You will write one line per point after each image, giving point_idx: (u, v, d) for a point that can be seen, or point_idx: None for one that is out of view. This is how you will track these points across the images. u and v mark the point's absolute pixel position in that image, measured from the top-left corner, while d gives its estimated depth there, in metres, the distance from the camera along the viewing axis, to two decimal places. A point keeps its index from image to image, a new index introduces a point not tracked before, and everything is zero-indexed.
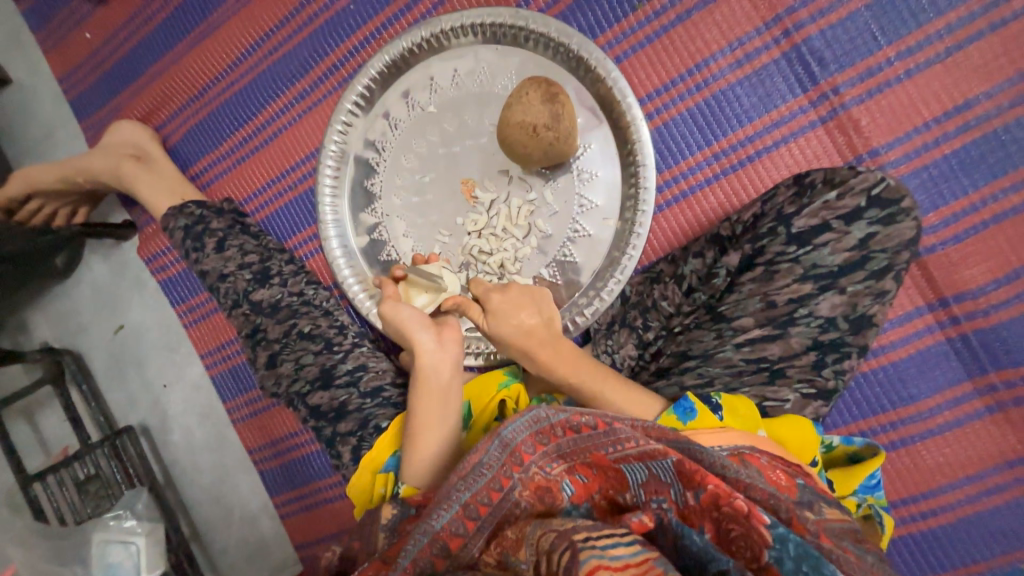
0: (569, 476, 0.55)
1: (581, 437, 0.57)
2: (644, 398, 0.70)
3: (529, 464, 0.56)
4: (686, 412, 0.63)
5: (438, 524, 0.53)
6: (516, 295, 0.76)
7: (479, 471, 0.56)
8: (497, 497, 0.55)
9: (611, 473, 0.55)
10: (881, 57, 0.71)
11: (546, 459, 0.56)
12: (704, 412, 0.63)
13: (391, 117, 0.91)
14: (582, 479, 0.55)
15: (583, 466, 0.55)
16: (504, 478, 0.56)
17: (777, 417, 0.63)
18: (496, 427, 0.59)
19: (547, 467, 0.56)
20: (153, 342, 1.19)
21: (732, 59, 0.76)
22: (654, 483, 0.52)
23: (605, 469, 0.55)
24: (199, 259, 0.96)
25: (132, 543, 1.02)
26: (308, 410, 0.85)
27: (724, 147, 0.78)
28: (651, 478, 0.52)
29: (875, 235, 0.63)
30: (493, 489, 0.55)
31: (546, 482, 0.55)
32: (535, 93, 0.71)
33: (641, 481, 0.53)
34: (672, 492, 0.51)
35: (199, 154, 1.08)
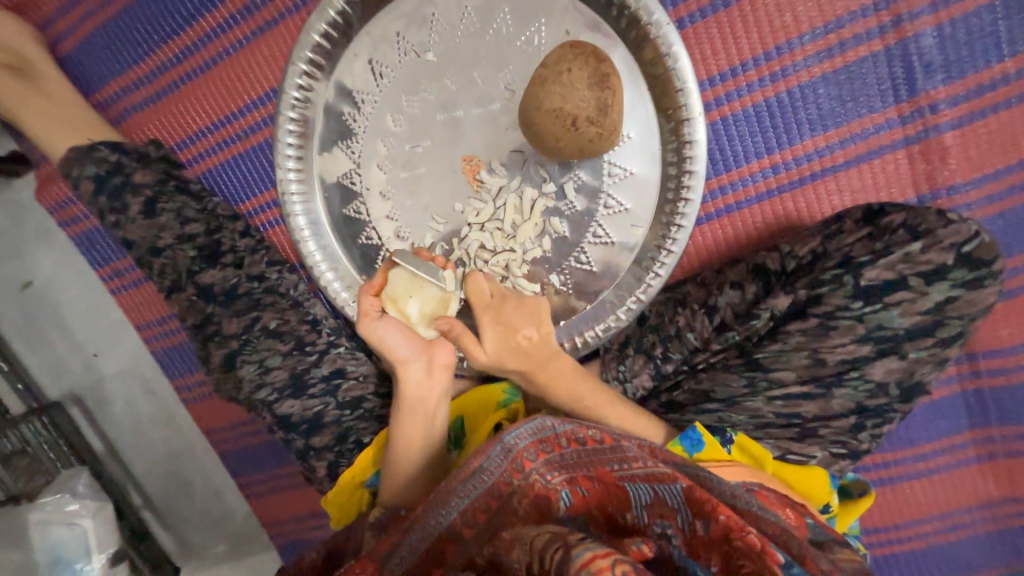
0: (569, 485, 0.51)
1: (585, 448, 0.54)
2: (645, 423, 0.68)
3: (529, 471, 0.53)
4: (693, 444, 0.61)
5: (437, 530, 0.53)
6: (509, 314, 0.66)
7: (479, 477, 0.53)
8: (496, 502, 0.53)
9: (614, 491, 0.50)
10: (997, 72, 0.58)
11: (547, 466, 0.53)
12: (713, 444, 0.61)
13: (376, 60, 0.69)
14: (582, 491, 0.50)
15: (585, 478, 0.51)
16: (503, 483, 0.53)
17: (795, 467, 0.62)
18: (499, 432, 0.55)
19: (547, 474, 0.52)
20: (74, 304, 1.00)
21: (823, 46, 0.61)
22: (660, 506, 0.47)
23: (608, 484, 0.50)
24: (120, 224, 0.75)
25: (77, 526, 0.94)
26: (276, 419, 0.74)
27: (787, 159, 0.66)
28: (657, 500, 0.48)
29: (954, 299, 0.56)
30: (492, 496, 0.53)
31: (546, 490, 0.51)
32: (580, 70, 0.54)
33: (646, 502, 0.48)
34: (679, 518, 0.46)
35: (106, 73, 0.81)
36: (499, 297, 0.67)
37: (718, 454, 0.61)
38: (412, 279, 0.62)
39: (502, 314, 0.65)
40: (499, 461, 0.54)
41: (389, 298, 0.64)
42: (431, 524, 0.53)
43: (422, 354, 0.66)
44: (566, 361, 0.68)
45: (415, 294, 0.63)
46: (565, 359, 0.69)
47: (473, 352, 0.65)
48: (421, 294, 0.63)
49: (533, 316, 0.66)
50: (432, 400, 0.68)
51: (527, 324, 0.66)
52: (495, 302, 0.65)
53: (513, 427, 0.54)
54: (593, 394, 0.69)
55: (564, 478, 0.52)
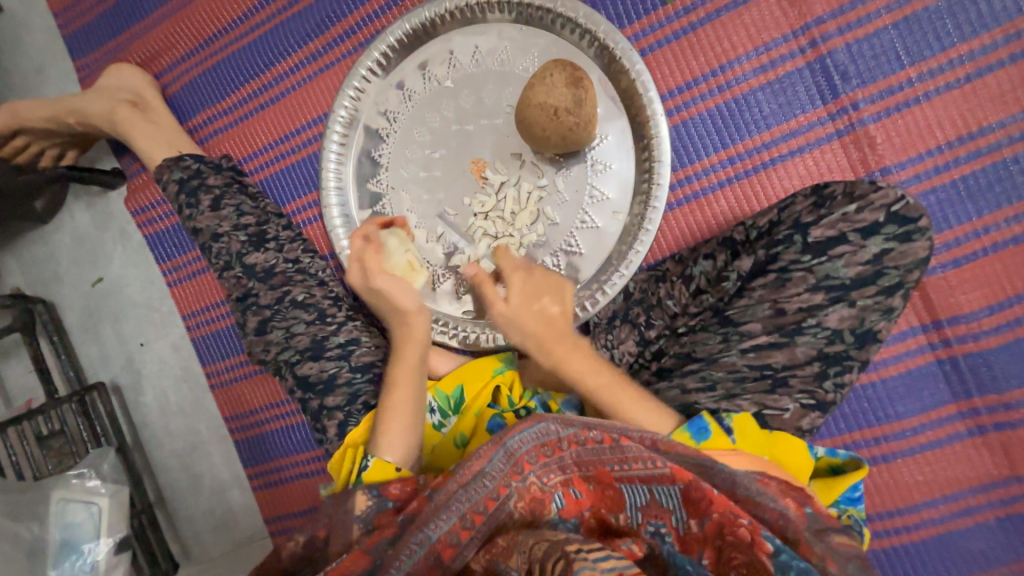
0: (564, 488, 0.56)
1: (587, 449, 0.57)
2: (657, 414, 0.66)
3: (528, 474, 0.56)
4: (699, 431, 0.63)
5: (436, 536, 0.52)
6: (538, 278, 0.74)
7: (481, 481, 0.55)
8: (493, 505, 0.54)
9: (609, 492, 0.56)
10: (902, 77, 0.72)
11: (544, 469, 0.56)
12: (718, 433, 0.63)
13: (406, 88, 0.89)
14: (577, 495, 0.56)
15: (581, 480, 0.56)
16: (502, 487, 0.55)
17: (770, 434, 0.63)
18: (500, 437, 0.57)
19: (545, 477, 0.56)
20: (132, 299, 1.15)
21: (757, 64, 0.76)
22: (655, 507, 0.53)
23: (604, 485, 0.56)
24: (191, 216, 0.92)
25: (93, 504, 0.99)
26: (296, 380, 0.83)
27: (741, 151, 0.78)
28: (652, 502, 0.54)
29: (889, 251, 0.64)
30: (490, 498, 0.54)
31: (542, 493, 0.55)
32: (559, 76, 0.70)
33: (640, 504, 0.54)
34: (673, 516, 0.52)
35: (199, 106, 1.04)
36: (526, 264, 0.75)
37: (722, 444, 0.62)
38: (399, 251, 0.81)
39: (531, 278, 0.74)
40: (501, 465, 0.56)
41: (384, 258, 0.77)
42: (430, 531, 0.52)
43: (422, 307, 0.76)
44: (580, 342, 0.72)
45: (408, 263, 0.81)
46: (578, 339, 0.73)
47: (495, 298, 0.71)
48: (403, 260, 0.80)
49: (552, 289, 0.73)
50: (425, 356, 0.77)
51: (550, 295, 0.73)
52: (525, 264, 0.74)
53: (517, 429, 0.56)
54: (609, 373, 0.69)
55: (560, 480, 0.56)
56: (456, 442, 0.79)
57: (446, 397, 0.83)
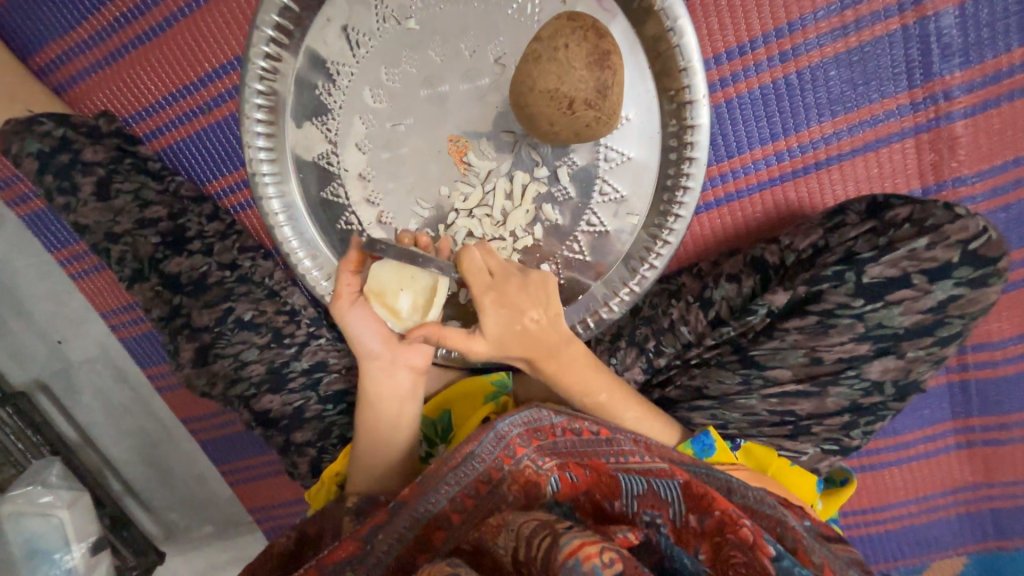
0: (559, 472, 0.47)
1: (584, 439, 0.49)
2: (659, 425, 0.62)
3: (521, 458, 0.48)
4: (703, 448, 0.59)
5: (425, 516, 0.46)
6: (513, 295, 0.57)
7: (469, 463, 0.47)
8: (484, 490, 0.47)
9: (604, 478, 0.46)
10: (1016, 57, 0.55)
11: (539, 452, 0.48)
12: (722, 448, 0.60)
13: (351, 28, 0.63)
14: (572, 479, 0.46)
15: (576, 464, 0.47)
16: (494, 470, 0.48)
17: (789, 466, 0.61)
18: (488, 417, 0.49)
19: (538, 460, 0.48)
20: (32, 290, 0.93)
21: (836, 24, 0.57)
22: (651, 497, 0.44)
23: (600, 470, 0.47)
24: (71, 207, 0.68)
25: (53, 517, 0.91)
26: (254, 416, 0.71)
27: (791, 146, 0.62)
28: (649, 491, 0.44)
29: (957, 298, 0.55)
30: (480, 480, 0.47)
31: (535, 477, 0.47)
32: (577, 47, 0.49)
33: (637, 492, 0.44)
34: (671, 509, 0.43)
35: (43, 34, 0.72)
36: (500, 275, 0.57)
37: (726, 458, 0.60)
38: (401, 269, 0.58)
39: (506, 295, 0.57)
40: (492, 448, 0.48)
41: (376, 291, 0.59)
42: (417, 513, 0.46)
43: (388, 352, 0.63)
44: (578, 348, 0.62)
45: (406, 286, 0.58)
46: (578, 344, 0.62)
47: (466, 345, 0.57)
48: (412, 285, 0.58)
49: (540, 297, 0.59)
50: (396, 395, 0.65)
51: (534, 306, 0.58)
52: (496, 280, 0.56)
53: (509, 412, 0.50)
54: (609, 387, 0.62)
55: (555, 463, 0.47)
56: None
57: (432, 422, 0.75)
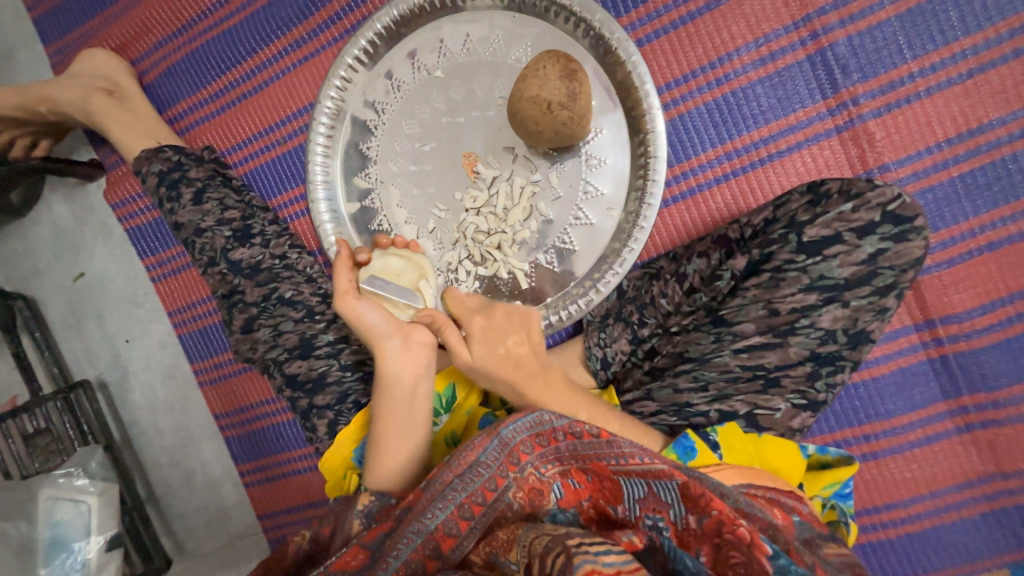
0: (562, 479, 0.54)
1: (583, 443, 0.54)
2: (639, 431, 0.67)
3: (524, 464, 0.54)
4: (686, 451, 0.63)
5: (432, 525, 0.51)
6: (498, 321, 0.71)
7: (475, 471, 0.53)
8: (492, 496, 0.53)
9: (607, 484, 0.53)
10: (904, 72, 0.70)
11: (541, 459, 0.55)
12: (705, 450, 0.62)
13: (394, 78, 0.86)
14: (575, 485, 0.54)
15: (578, 471, 0.54)
16: (500, 477, 0.53)
17: (761, 437, 0.64)
18: (495, 425, 0.56)
19: (542, 468, 0.55)
20: (116, 295, 1.12)
21: (756, 56, 0.74)
22: (653, 501, 0.49)
23: (601, 476, 0.53)
24: (173, 210, 0.89)
25: (82, 503, 0.97)
26: (284, 379, 0.82)
27: (737, 148, 0.77)
28: (650, 495, 0.49)
29: (884, 251, 0.62)
30: (489, 489, 0.53)
31: (539, 484, 0.54)
32: (553, 68, 0.68)
33: (638, 496, 0.50)
34: (671, 511, 0.48)
35: (178, 95, 1.00)
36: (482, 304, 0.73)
37: (709, 461, 0.61)
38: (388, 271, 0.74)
39: (493, 320, 0.71)
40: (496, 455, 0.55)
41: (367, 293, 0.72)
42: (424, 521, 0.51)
43: (400, 332, 0.69)
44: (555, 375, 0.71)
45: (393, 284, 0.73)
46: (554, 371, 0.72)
47: (457, 347, 0.69)
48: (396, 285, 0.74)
49: (521, 325, 0.72)
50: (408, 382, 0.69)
51: (516, 333, 0.71)
52: (480, 308, 0.72)
53: (509, 419, 0.56)
54: (586, 407, 0.68)
55: (558, 470, 0.55)
56: (446, 442, 0.77)
57: (438, 396, 0.79)
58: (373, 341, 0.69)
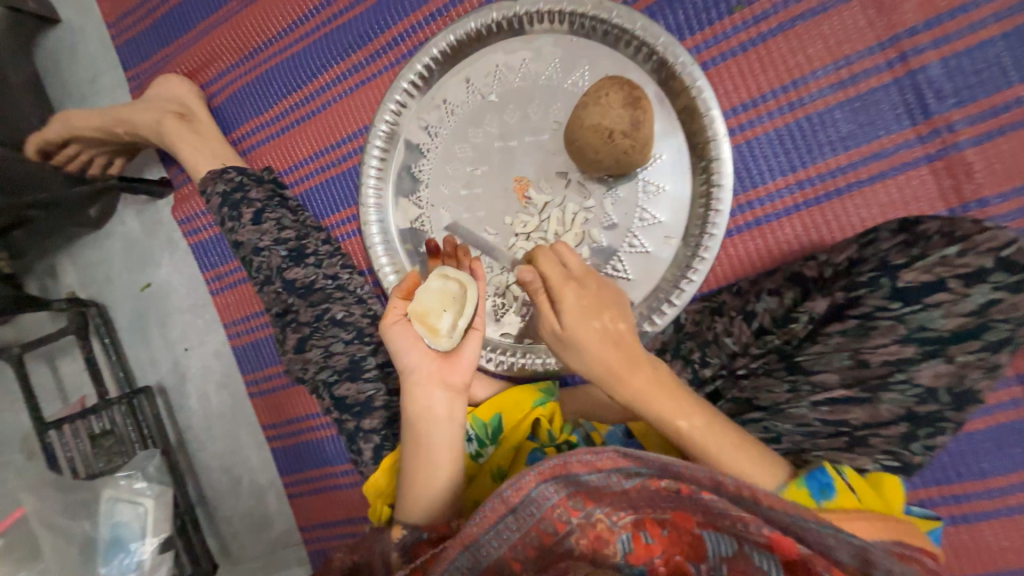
0: (633, 530, 0.49)
1: (660, 493, 0.50)
2: (763, 466, 0.57)
3: (592, 509, 0.50)
4: (821, 489, 0.55)
5: (486, 561, 0.51)
6: (591, 291, 0.64)
7: (529, 509, 0.52)
8: (563, 528, 0.50)
9: (687, 539, 0.48)
10: (1010, 96, 0.64)
11: (613, 505, 0.51)
12: (843, 492, 0.55)
13: (448, 102, 0.86)
14: (648, 539, 0.48)
15: (654, 524, 0.49)
16: (561, 522, 0.51)
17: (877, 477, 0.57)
18: (563, 459, 0.53)
19: (611, 514, 0.50)
20: (178, 304, 1.17)
21: (835, 79, 0.69)
22: (743, 563, 0.44)
23: (680, 530, 0.48)
24: (234, 229, 0.92)
25: (140, 505, 1.01)
26: (333, 400, 0.83)
27: (811, 176, 0.72)
28: (739, 555, 0.45)
29: (998, 302, 0.56)
30: (546, 532, 0.51)
31: (607, 533, 0.49)
32: (616, 95, 0.66)
33: (726, 554, 0.45)
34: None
35: (242, 118, 1.05)
36: (580, 275, 0.64)
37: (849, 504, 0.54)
38: (444, 292, 0.71)
39: (586, 288, 0.64)
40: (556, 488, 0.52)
41: (422, 312, 0.69)
42: (480, 555, 0.51)
43: (435, 366, 0.68)
44: (663, 369, 0.63)
45: (449, 307, 0.69)
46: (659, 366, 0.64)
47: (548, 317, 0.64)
48: (452, 308, 0.70)
49: (615, 304, 0.65)
50: (443, 424, 0.68)
51: (609, 309, 0.64)
52: (576, 276, 0.64)
53: (584, 454, 0.52)
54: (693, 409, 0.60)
55: (631, 520, 0.49)
56: (492, 475, 0.77)
57: (484, 426, 0.79)
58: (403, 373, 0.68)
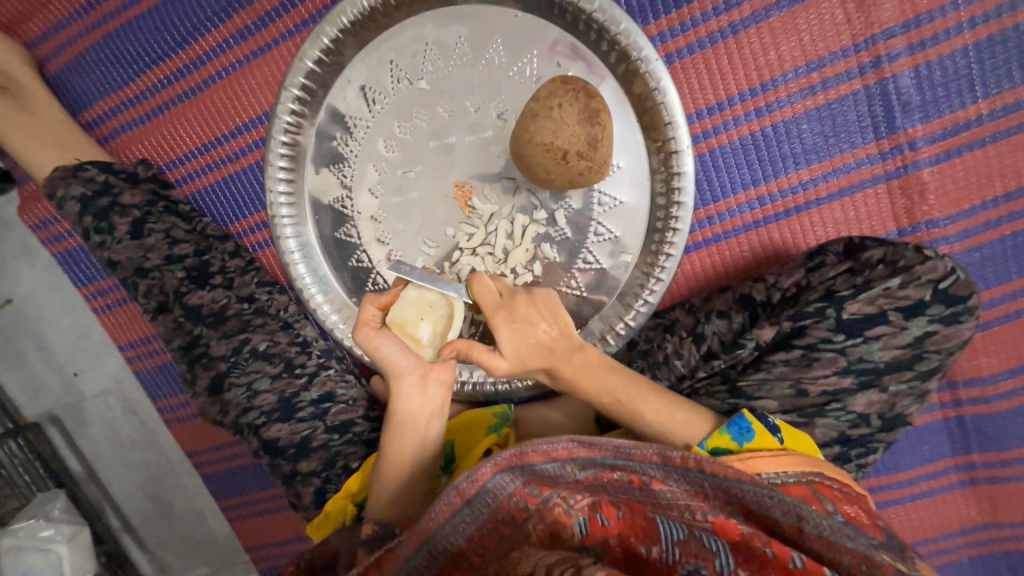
0: (591, 512, 0.48)
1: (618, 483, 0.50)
2: (691, 419, 0.62)
3: (550, 495, 0.49)
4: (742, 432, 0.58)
5: (444, 552, 0.49)
6: (523, 309, 0.63)
7: (484, 498, 0.49)
8: (519, 516, 0.49)
9: (639, 521, 0.47)
10: (972, 112, 0.61)
11: (569, 489, 0.50)
12: (762, 432, 0.58)
13: (368, 88, 0.70)
14: (604, 520, 0.47)
15: (610, 506, 0.48)
16: (518, 509, 0.49)
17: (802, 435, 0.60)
18: (521, 449, 0.50)
19: (568, 499, 0.49)
20: (55, 323, 0.97)
21: (805, 84, 0.63)
22: (695, 544, 0.44)
23: (633, 512, 0.48)
24: (106, 245, 0.74)
25: (51, 552, 0.91)
26: (262, 443, 0.73)
27: (772, 191, 0.67)
28: (692, 539, 0.45)
29: (933, 333, 0.59)
30: (502, 521, 0.50)
31: (564, 516, 0.48)
32: (570, 107, 0.55)
33: (678, 538, 0.45)
34: (718, 560, 0.43)
35: (95, 92, 0.81)
36: (509, 294, 0.64)
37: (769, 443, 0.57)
38: (421, 300, 0.63)
39: (515, 311, 0.63)
40: (511, 478, 0.50)
41: (397, 323, 0.62)
42: (439, 549, 0.49)
43: (417, 368, 0.63)
44: (591, 354, 0.65)
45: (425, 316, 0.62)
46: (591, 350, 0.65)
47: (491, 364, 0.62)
48: (431, 315, 0.63)
49: (548, 308, 0.64)
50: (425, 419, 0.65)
51: (543, 319, 0.64)
52: (505, 299, 0.63)
53: (543, 443, 0.51)
54: (625, 386, 0.64)
55: (587, 502, 0.49)
56: None
57: None
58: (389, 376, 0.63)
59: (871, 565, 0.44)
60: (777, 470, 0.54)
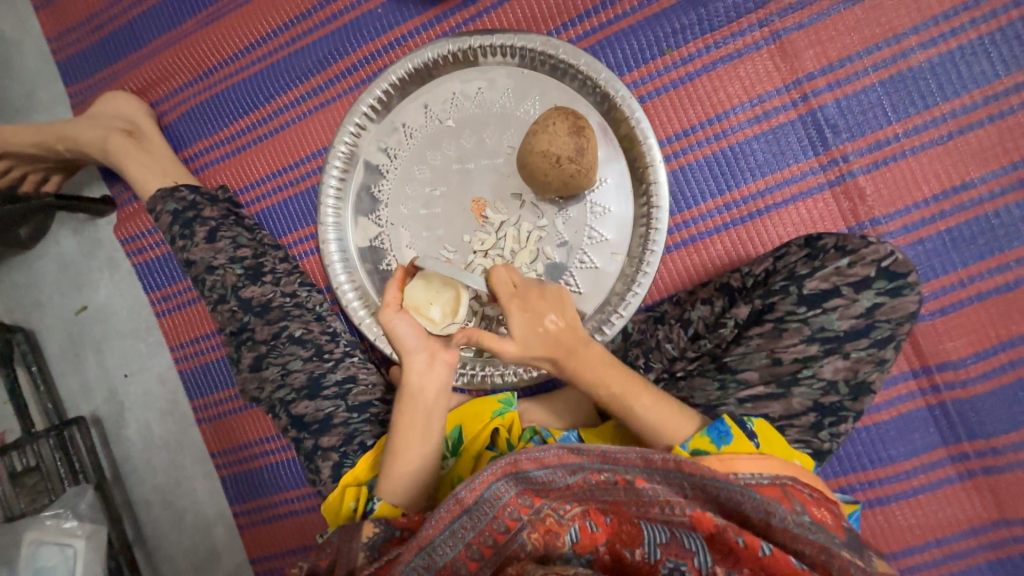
0: (581, 520, 0.54)
1: (611, 485, 0.55)
2: (677, 414, 0.67)
3: (541, 506, 0.55)
4: (721, 435, 0.64)
5: (442, 561, 0.53)
6: (534, 302, 0.72)
7: (483, 511, 0.54)
8: (514, 526, 0.54)
9: (625, 525, 0.54)
10: (889, 132, 0.75)
11: (559, 499, 0.56)
12: (740, 436, 0.63)
13: (407, 127, 0.90)
14: (593, 528, 0.54)
15: (598, 514, 0.54)
16: (512, 522, 0.54)
17: (778, 434, 0.65)
18: (514, 460, 0.56)
19: (560, 508, 0.55)
20: (118, 328, 1.11)
21: (751, 114, 0.79)
22: (675, 546, 0.51)
23: (620, 517, 0.54)
24: (185, 247, 0.90)
25: (70, 547, 0.93)
26: (290, 419, 0.81)
27: (736, 199, 0.81)
28: (673, 541, 0.52)
29: (881, 305, 0.67)
30: (498, 532, 0.54)
31: (557, 526, 0.54)
32: (562, 124, 0.73)
33: (661, 541, 0.52)
34: (697, 559, 0.51)
35: (195, 137, 1.03)
36: (523, 287, 0.72)
37: (746, 447, 0.62)
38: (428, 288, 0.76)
39: (529, 302, 0.71)
40: (503, 490, 0.55)
41: (412, 307, 0.75)
42: (437, 554, 0.53)
43: (425, 348, 0.72)
44: (595, 350, 0.72)
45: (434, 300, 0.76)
46: (595, 346, 0.73)
47: (498, 346, 0.71)
48: (438, 299, 0.76)
49: (556, 304, 0.73)
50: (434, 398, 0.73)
51: (552, 311, 0.72)
52: (519, 291, 0.72)
53: (536, 451, 0.57)
54: (621, 382, 0.70)
55: (577, 511, 0.55)
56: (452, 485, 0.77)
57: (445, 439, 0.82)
58: (402, 355, 0.72)
59: (827, 555, 0.51)
60: (752, 470, 0.58)
